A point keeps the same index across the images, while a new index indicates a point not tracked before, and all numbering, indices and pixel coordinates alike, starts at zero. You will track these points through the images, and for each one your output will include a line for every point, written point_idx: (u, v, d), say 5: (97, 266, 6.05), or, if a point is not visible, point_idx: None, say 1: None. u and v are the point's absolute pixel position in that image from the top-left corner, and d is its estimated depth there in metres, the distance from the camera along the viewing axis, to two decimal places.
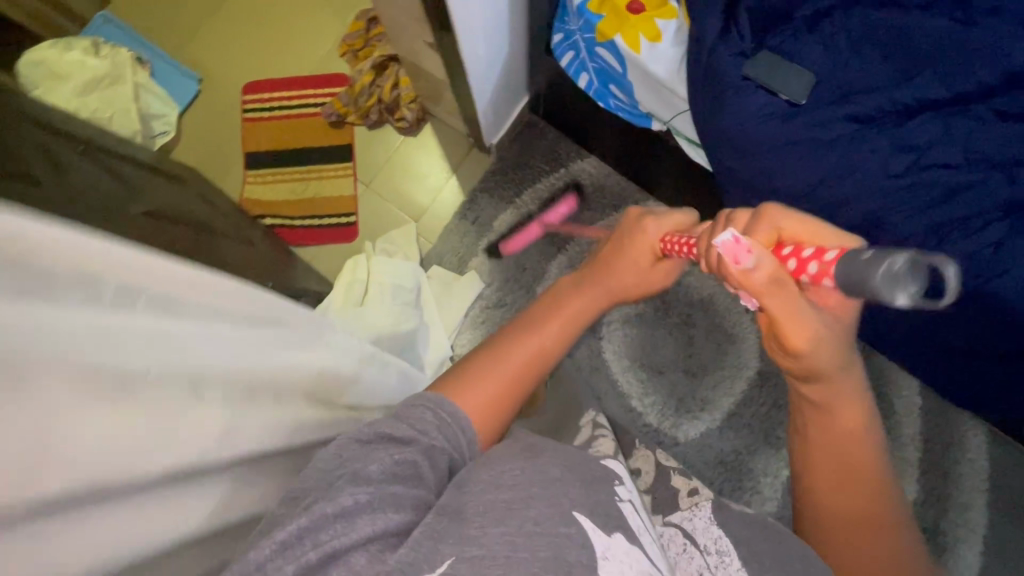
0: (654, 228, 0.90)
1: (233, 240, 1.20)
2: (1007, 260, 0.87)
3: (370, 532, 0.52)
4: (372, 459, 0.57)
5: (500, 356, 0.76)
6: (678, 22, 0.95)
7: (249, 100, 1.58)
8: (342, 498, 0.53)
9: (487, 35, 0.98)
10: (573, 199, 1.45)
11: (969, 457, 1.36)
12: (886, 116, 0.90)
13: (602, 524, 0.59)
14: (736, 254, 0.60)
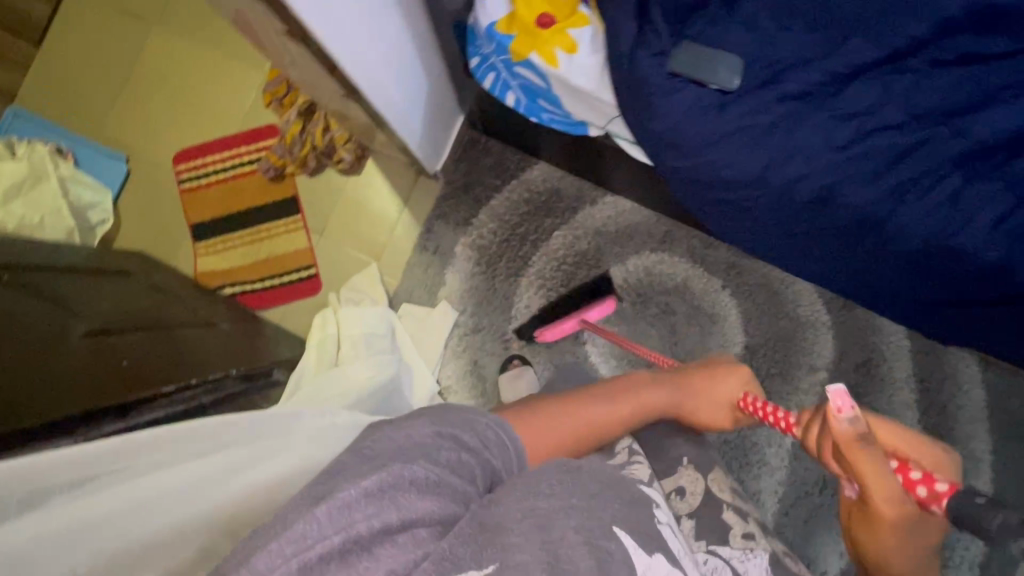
0: (733, 383, 0.97)
1: (190, 327, 1.15)
2: (968, 210, 0.84)
3: (435, 508, 0.52)
4: (442, 450, 0.56)
5: (569, 407, 0.78)
6: (592, 27, 0.91)
7: (183, 171, 1.52)
8: (417, 470, 0.52)
9: (399, 79, 0.93)
10: (612, 302, 1.36)
11: (964, 389, 1.36)
12: (822, 86, 0.86)
13: (643, 543, 0.57)
14: (841, 405, 0.65)
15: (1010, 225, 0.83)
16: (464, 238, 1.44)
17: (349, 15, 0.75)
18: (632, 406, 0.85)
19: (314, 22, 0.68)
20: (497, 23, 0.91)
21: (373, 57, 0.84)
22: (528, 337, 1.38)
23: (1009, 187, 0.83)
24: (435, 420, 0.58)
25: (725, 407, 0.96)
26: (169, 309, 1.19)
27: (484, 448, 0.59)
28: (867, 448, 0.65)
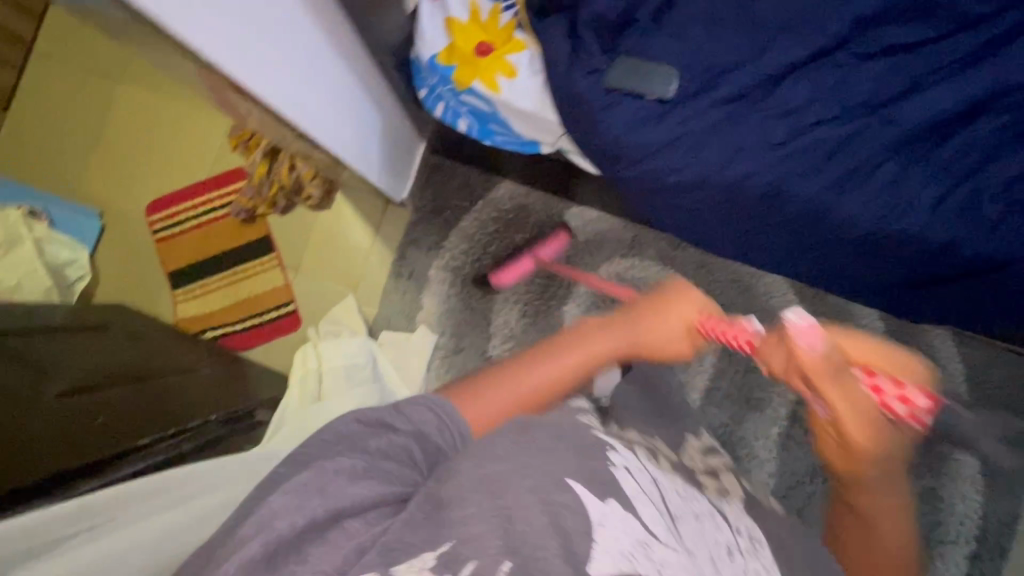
0: (689, 306, 0.92)
1: (170, 376, 1.16)
2: (905, 196, 0.88)
3: (367, 491, 0.60)
4: (371, 439, 0.64)
5: (518, 369, 0.77)
6: (530, 51, 0.93)
7: (156, 220, 1.55)
8: (346, 462, 0.61)
9: (350, 117, 0.95)
10: (562, 237, 1.42)
11: (942, 364, 1.38)
12: (754, 88, 0.89)
13: (597, 490, 0.62)
14: (807, 333, 0.82)
15: (949, 205, 0.86)
16: (437, 260, 1.46)
17: (291, 71, 0.77)
18: (583, 356, 0.81)
19: (251, 80, 0.71)
20: (438, 54, 0.94)
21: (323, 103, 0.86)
22: (485, 282, 1.43)
23: (943, 170, 0.87)
24: (362, 412, 0.66)
25: (681, 333, 0.90)
26: (151, 359, 1.20)
27: (420, 430, 0.66)
28: (831, 374, 0.83)
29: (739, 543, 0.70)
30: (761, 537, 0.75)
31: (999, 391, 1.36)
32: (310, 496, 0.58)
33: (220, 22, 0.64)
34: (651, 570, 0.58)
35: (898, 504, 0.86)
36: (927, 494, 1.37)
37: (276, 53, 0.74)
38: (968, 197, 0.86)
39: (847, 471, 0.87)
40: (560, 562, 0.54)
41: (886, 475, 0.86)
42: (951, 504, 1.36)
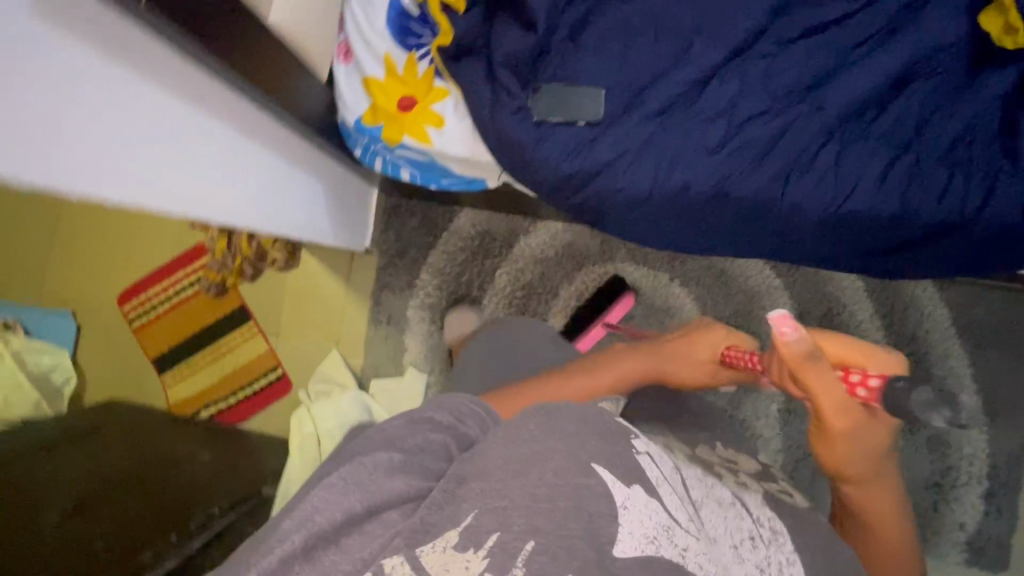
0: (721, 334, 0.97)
1: (175, 466, 1.18)
2: (851, 176, 0.87)
3: (405, 482, 0.59)
4: (415, 433, 0.65)
5: (552, 382, 0.89)
6: (453, 97, 0.92)
7: (130, 310, 1.54)
8: (383, 457, 0.61)
9: (289, 196, 0.95)
10: (630, 297, 1.37)
11: (927, 312, 1.38)
12: (683, 93, 0.88)
13: (622, 475, 0.60)
14: (784, 326, 0.65)
15: (894, 174, 0.86)
16: (412, 300, 1.46)
17: (201, 179, 0.72)
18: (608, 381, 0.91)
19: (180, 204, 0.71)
20: (361, 116, 0.93)
21: (241, 195, 0.81)
22: None
23: (884, 143, 0.86)
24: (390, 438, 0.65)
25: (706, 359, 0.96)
26: (143, 454, 1.17)
27: (458, 422, 0.67)
28: (817, 369, 0.67)
29: (763, 533, 0.70)
30: (785, 529, 0.73)
31: (986, 329, 1.37)
32: (348, 492, 0.58)
33: (111, 165, 0.58)
34: (673, 551, 0.58)
35: (882, 495, 0.80)
36: (933, 442, 1.37)
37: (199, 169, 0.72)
38: (913, 164, 0.86)
39: (835, 471, 0.78)
40: (582, 546, 0.53)
41: (880, 476, 0.78)
42: (959, 448, 1.36)
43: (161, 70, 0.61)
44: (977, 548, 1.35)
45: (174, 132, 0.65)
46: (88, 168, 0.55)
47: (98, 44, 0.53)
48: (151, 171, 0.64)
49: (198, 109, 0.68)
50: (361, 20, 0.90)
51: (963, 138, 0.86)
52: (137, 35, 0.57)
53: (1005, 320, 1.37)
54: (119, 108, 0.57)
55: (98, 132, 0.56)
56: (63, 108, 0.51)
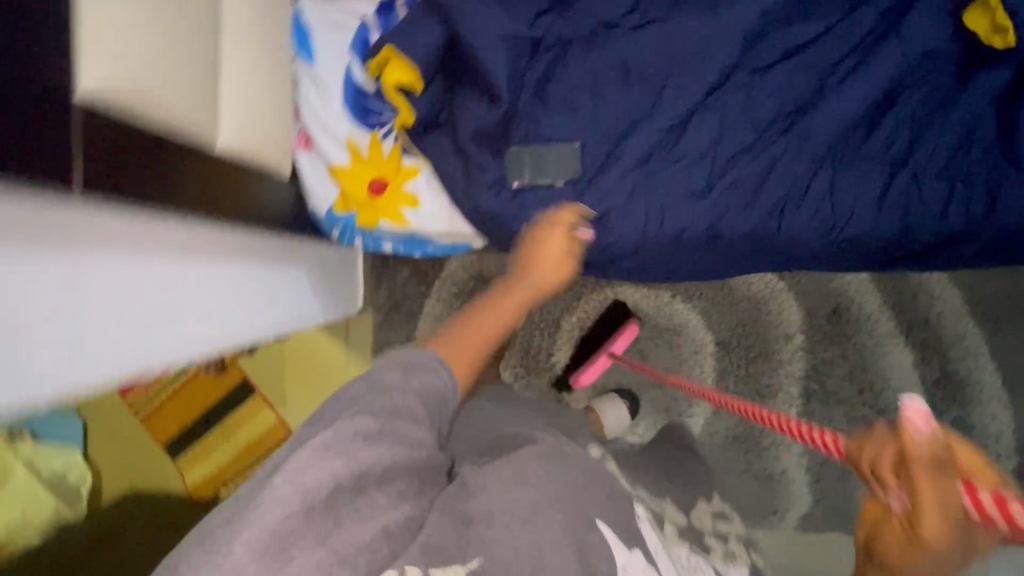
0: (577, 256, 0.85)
1: None
2: (848, 202, 0.83)
3: (387, 459, 0.51)
4: (392, 395, 0.54)
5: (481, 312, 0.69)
6: (425, 174, 0.90)
7: (132, 400, 1.52)
8: (363, 425, 0.51)
9: (268, 297, 0.90)
10: (634, 326, 1.33)
11: (937, 294, 1.36)
12: (662, 137, 0.84)
13: (624, 538, 0.61)
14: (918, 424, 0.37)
15: (892, 194, 0.83)
16: None
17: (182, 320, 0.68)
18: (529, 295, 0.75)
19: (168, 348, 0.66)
20: (333, 205, 0.89)
21: (224, 317, 0.77)
22: (564, 386, 1.38)
23: (879, 164, 0.83)
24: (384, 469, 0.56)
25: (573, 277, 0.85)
26: None
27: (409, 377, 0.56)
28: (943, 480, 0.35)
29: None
30: None
31: (998, 304, 1.35)
32: (329, 454, 0.48)
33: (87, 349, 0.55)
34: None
35: None
36: (957, 424, 1.36)
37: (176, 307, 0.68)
38: (911, 181, 0.82)
39: None
40: None
41: None
42: (986, 427, 1.34)
43: (112, 236, 0.57)
44: None
45: (129, 287, 0.60)
46: (64, 363, 0.52)
47: (43, 238, 0.49)
48: (130, 336, 0.60)
49: (158, 255, 0.64)
50: (315, 105, 0.86)
51: (960, 147, 0.82)
52: (82, 212, 0.53)
53: (1014, 293, 1.34)
54: (80, 290, 0.54)
55: (64, 324, 0.52)
56: (24, 317, 0.48)
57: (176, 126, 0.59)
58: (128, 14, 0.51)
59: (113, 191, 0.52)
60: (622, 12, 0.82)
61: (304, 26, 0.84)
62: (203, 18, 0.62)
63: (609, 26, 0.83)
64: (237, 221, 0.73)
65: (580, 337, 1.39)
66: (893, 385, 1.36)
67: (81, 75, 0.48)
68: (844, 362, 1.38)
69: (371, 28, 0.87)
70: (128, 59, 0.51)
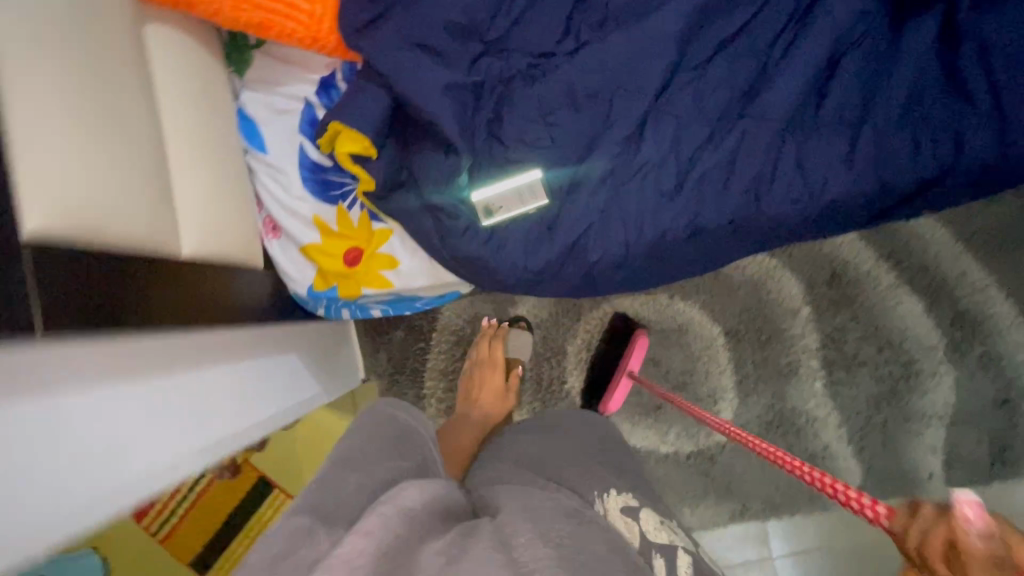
0: None
1: None
2: (819, 169, 0.83)
3: (424, 490, 0.59)
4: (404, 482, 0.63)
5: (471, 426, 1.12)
6: (397, 233, 0.89)
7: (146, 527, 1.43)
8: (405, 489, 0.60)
9: (259, 378, 0.86)
10: (643, 336, 1.31)
11: (929, 239, 1.33)
12: (623, 147, 0.84)
13: None
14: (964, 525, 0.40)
15: (862, 152, 0.82)
16: (427, 411, 1.40)
17: (170, 440, 0.65)
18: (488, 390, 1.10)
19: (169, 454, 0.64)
20: (313, 285, 0.88)
21: (220, 422, 0.74)
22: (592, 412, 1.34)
23: (837, 130, 0.83)
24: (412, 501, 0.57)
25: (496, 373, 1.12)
26: None
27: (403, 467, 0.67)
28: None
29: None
30: None
31: (994, 234, 1.32)
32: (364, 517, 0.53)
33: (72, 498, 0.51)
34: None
35: None
36: (984, 361, 1.31)
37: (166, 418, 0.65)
38: (876, 137, 0.82)
39: None
40: None
41: None
42: (1011, 357, 1.30)
43: (82, 368, 0.54)
44: None
45: (108, 415, 0.57)
46: (58, 520, 0.49)
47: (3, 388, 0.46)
48: (118, 467, 0.57)
49: (131, 380, 0.60)
50: (275, 191, 0.86)
51: (916, 94, 0.82)
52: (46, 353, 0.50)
53: (1005, 220, 1.32)
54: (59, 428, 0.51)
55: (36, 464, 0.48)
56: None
57: (142, 235, 0.58)
58: (78, 140, 0.52)
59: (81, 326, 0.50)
60: (555, 39, 0.84)
61: (249, 121, 0.85)
62: (140, 141, 0.61)
63: (545, 55, 0.84)
64: (207, 312, 0.71)
65: (588, 360, 1.37)
66: (910, 336, 1.33)
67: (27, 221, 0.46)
68: (856, 326, 1.34)
69: (316, 106, 0.87)
70: (80, 191, 0.51)
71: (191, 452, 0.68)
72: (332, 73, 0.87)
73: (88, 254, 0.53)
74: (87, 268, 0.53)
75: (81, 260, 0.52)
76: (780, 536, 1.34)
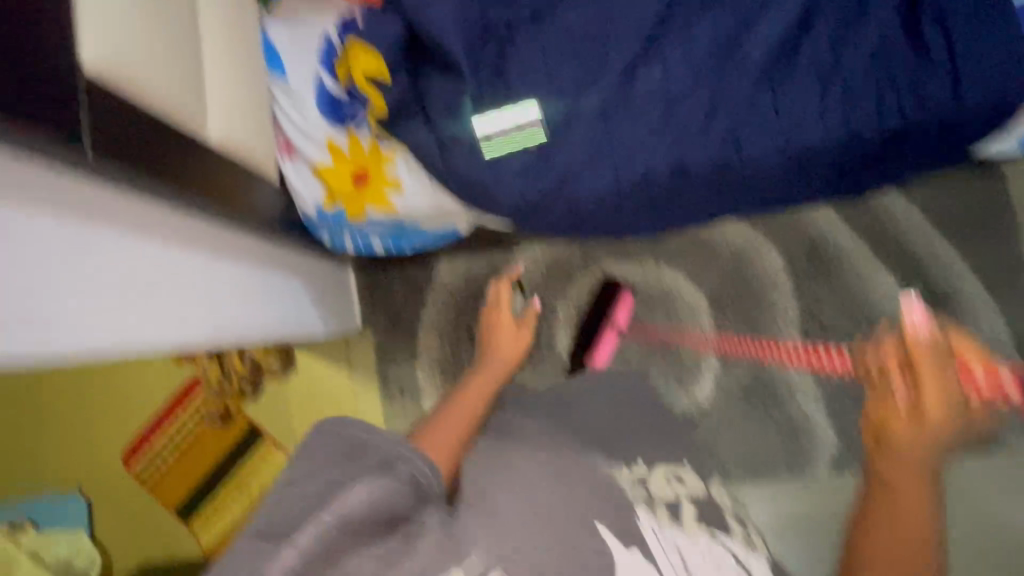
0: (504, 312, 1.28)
1: None
2: (792, 116, 0.90)
3: (374, 491, 0.59)
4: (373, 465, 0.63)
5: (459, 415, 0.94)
6: (402, 156, 0.95)
7: (137, 468, 1.46)
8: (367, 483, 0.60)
9: (260, 282, 0.93)
10: (626, 295, 1.41)
11: (904, 219, 1.40)
12: (614, 89, 0.91)
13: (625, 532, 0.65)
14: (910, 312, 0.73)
15: (832, 100, 0.90)
16: (419, 364, 1.43)
17: (169, 303, 0.74)
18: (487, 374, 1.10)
19: (165, 317, 0.73)
20: (322, 204, 0.96)
21: (219, 306, 0.83)
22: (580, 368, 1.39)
23: (809, 81, 0.91)
24: (371, 494, 0.59)
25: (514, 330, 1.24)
26: None
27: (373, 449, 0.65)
28: (941, 359, 0.68)
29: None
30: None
31: (969, 216, 1.38)
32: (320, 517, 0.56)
33: (38, 321, 0.54)
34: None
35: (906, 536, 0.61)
36: None
37: (171, 285, 0.74)
38: (845, 89, 0.90)
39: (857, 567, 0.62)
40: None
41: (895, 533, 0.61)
42: (983, 331, 1.35)
43: (112, 209, 0.62)
44: None
45: (123, 262, 0.66)
46: (41, 319, 0.56)
47: (1, 197, 0.50)
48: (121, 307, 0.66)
49: (150, 240, 0.69)
50: (291, 116, 0.93)
51: (881, 51, 0.90)
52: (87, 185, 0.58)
53: (978, 204, 1.38)
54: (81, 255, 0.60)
55: (57, 277, 0.57)
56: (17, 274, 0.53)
57: (169, 102, 0.66)
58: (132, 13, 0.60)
59: (121, 162, 0.57)
60: None
61: (274, 51, 0.93)
62: (180, 35, 0.69)
63: None
64: (229, 204, 0.78)
65: (577, 321, 1.43)
66: (886, 310, 1.38)
67: (83, 53, 0.54)
68: (834, 298, 1.40)
69: (335, 39, 0.92)
70: (130, 53, 0.59)
71: (186, 324, 0.76)
72: (350, 11, 0.92)
73: (134, 111, 0.60)
74: (131, 120, 0.60)
75: (130, 110, 0.60)
76: (759, 500, 1.37)
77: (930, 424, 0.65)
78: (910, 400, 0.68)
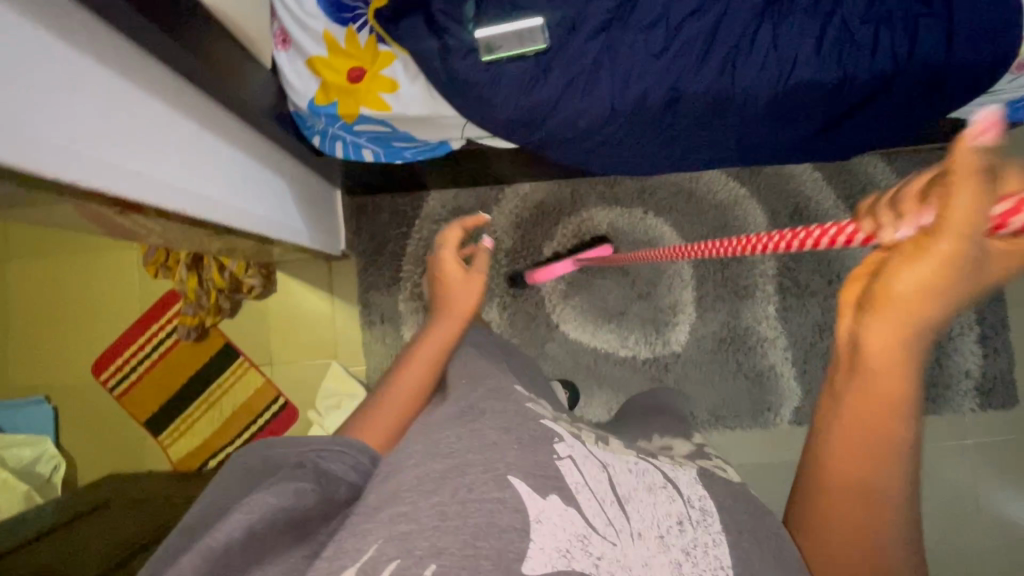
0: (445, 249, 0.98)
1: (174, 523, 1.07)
2: (789, 49, 0.92)
3: (264, 502, 0.47)
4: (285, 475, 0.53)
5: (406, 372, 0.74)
6: (400, 59, 0.93)
7: (107, 378, 1.44)
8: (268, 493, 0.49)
9: (249, 174, 0.92)
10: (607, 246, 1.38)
11: (884, 186, 1.43)
12: (617, 6, 0.91)
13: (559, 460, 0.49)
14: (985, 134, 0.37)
15: (830, 36, 0.91)
16: (401, 293, 1.43)
17: (168, 165, 0.73)
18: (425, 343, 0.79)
19: (165, 175, 0.72)
20: (314, 97, 0.94)
21: (213, 184, 0.82)
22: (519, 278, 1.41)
23: (810, 17, 0.92)
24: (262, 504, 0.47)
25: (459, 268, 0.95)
26: (127, 528, 1.06)
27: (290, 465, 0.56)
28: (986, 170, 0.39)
29: (690, 514, 0.50)
30: (714, 507, 0.52)
31: None
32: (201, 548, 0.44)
33: (53, 132, 0.55)
34: (589, 566, 0.42)
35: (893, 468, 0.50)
36: None
37: (169, 148, 0.73)
38: (842, 27, 0.92)
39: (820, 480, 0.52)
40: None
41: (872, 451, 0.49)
42: None
43: (107, 48, 0.63)
44: (988, 391, 1.37)
45: (120, 108, 0.65)
46: (51, 143, 0.55)
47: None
48: (121, 153, 0.65)
49: (144, 94, 0.69)
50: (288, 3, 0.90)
51: None
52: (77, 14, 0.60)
53: None
54: (82, 87, 0.60)
55: (61, 101, 0.57)
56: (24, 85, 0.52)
57: None
58: None
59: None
60: None
61: None
62: None
63: None
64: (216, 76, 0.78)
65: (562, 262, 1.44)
66: None
67: None
68: (811, 258, 1.44)
69: None
70: None
71: (184, 191, 0.75)
72: None
73: None
74: None
75: None
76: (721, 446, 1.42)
77: (937, 271, 0.39)
78: (920, 230, 0.41)
